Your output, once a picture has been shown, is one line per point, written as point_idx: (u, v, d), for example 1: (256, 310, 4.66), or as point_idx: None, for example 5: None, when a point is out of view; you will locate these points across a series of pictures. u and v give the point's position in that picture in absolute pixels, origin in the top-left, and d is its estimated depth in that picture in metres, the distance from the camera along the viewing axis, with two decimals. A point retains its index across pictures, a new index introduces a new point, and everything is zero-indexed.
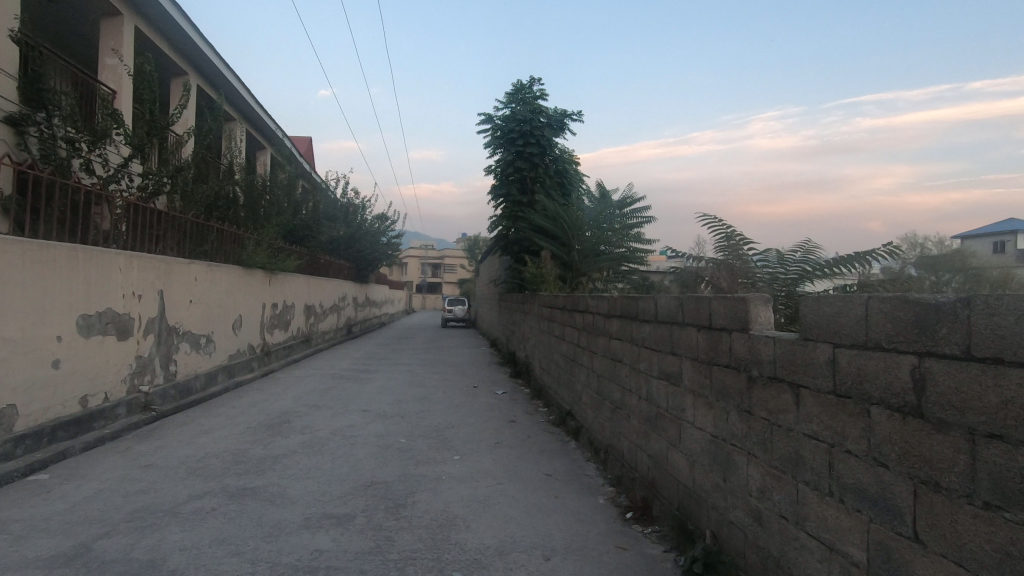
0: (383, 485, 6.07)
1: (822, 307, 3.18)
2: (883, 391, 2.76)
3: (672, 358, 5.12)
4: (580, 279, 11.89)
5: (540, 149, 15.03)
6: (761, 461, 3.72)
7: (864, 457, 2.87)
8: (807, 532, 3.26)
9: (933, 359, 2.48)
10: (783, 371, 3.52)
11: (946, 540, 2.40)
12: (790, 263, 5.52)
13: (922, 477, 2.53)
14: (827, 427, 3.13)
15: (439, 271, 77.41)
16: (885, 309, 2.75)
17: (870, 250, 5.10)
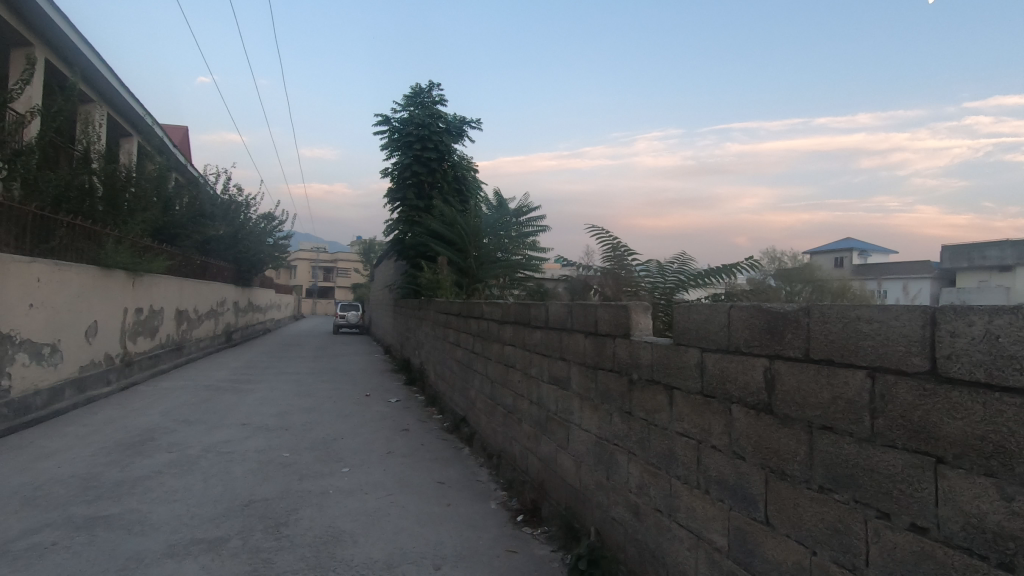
0: (263, 503, 5.67)
1: (692, 315, 3.48)
2: (741, 390, 3.06)
3: (561, 363, 5.31)
4: (476, 285, 11.97)
5: (438, 155, 14.99)
6: (639, 458, 3.98)
7: (725, 451, 3.16)
8: (678, 523, 3.53)
9: (780, 361, 2.80)
10: (659, 373, 3.79)
11: (789, 521, 2.72)
12: (668, 273, 5.96)
13: (771, 467, 2.84)
14: (695, 424, 3.42)
15: (332, 275, 74.19)
16: (743, 317, 3.07)
17: (735, 263, 5.67)
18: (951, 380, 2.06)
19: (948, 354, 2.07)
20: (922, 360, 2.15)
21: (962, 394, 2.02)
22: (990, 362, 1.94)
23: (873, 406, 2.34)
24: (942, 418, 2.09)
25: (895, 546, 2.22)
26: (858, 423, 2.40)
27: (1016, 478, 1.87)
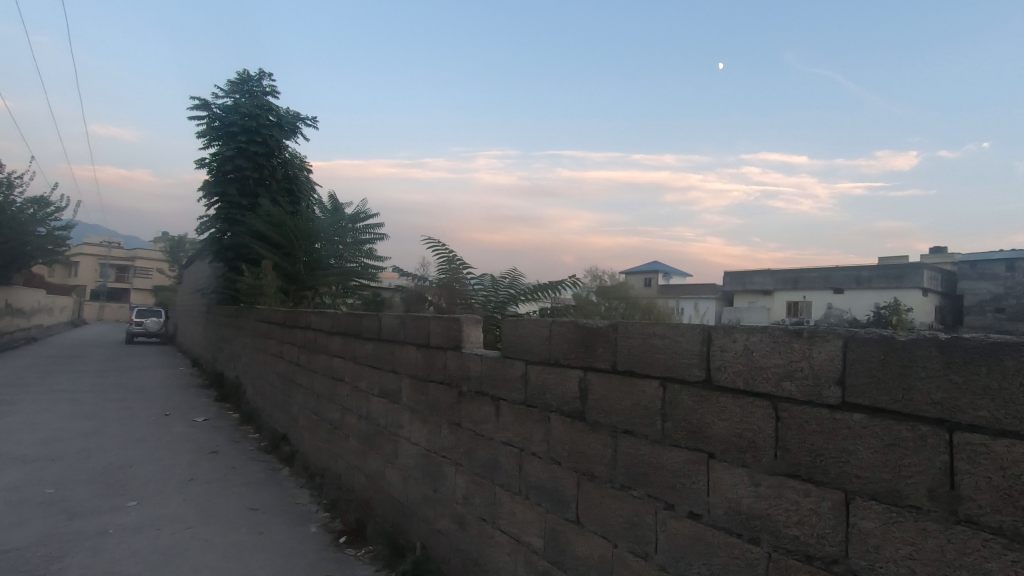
0: (13, 553, 4.60)
1: (518, 329, 3.67)
2: (559, 400, 3.30)
3: (392, 375, 5.21)
4: (306, 293, 11.22)
5: (267, 149, 13.78)
6: (465, 469, 4.06)
7: (543, 457, 3.38)
8: (499, 529, 3.67)
9: (591, 373, 3.08)
10: (487, 385, 3.92)
11: (595, 518, 2.99)
12: (500, 287, 6.20)
13: (582, 470, 3.10)
14: (518, 433, 3.59)
15: (127, 275, 63.63)
16: (562, 331, 3.32)
17: (560, 280, 6.09)
18: (719, 388, 2.46)
19: (718, 365, 2.47)
20: (700, 371, 2.54)
21: (727, 399, 2.42)
22: (747, 372, 2.35)
23: (662, 411, 2.69)
24: (713, 420, 2.47)
25: (677, 532, 2.56)
26: (650, 426, 2.74)
27: (762, 467, 2.28)
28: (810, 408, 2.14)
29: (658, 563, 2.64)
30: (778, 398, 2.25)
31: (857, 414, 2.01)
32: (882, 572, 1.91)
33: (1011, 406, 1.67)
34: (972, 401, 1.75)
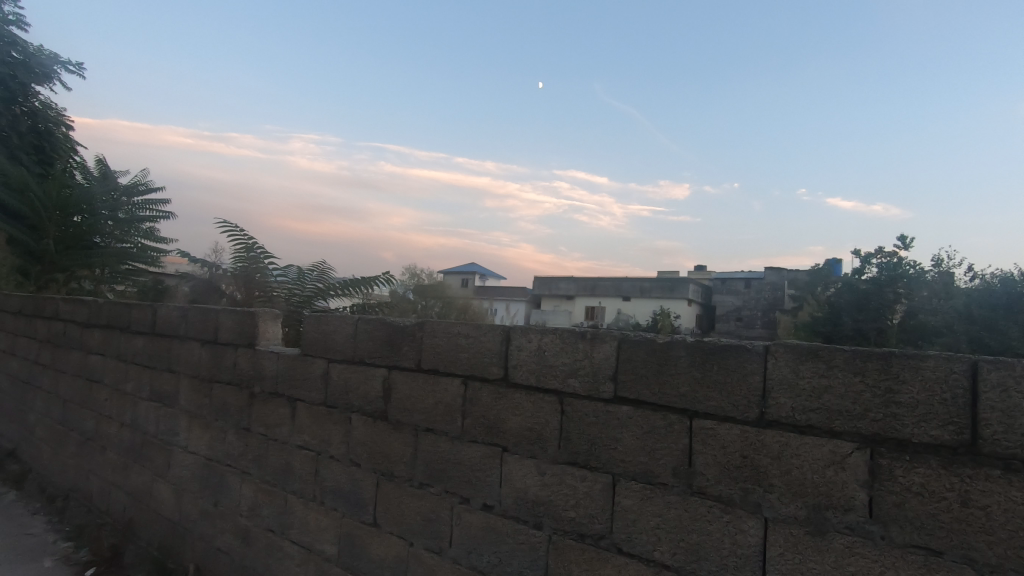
0: None
1: (321, 326, 3.46)
2: (361, 400, 3.19)
3: (168, 376, 4.52)
4: (55, 276, 9.13)
5: (5, 94, 10.95)
6: (253, 478, 3.69)
7: (342, 459, 3.24)
8: (289, 540, 3.41)
9: (396, 371, 3.05)
10: (283, 385, 3.62)
11: (393, 519, 2.95)
12: (307, 281, 5.71)
13: (381, 470, 3.05)
14: (315, 435, 3.39)
15: None
16: (367, 328, 3.22)
17: (373, 277, 5.88)
18: (515, 385, 2.62)
19: (515, 364, 2.63)
20: (499, 369, 2.68)
21: (521, 395, 2.59)
22: (539, 370, 2.55)
23: (463, 408, 2.77)
24: (508, 415, 2.63)
25: (471, 525, 2.66)
26: (451, 423, 2.80)
27: (547, 457, 2.49)
28: (589, 401, 2.40)
29: (451, 556, 2.71)
30: (564, 393, 2.47)
31: (625, 407, 2.31)
32: (636, 542, 2.22)
33: (732, 396, 2.07)
34: (706, 393, 2.12)
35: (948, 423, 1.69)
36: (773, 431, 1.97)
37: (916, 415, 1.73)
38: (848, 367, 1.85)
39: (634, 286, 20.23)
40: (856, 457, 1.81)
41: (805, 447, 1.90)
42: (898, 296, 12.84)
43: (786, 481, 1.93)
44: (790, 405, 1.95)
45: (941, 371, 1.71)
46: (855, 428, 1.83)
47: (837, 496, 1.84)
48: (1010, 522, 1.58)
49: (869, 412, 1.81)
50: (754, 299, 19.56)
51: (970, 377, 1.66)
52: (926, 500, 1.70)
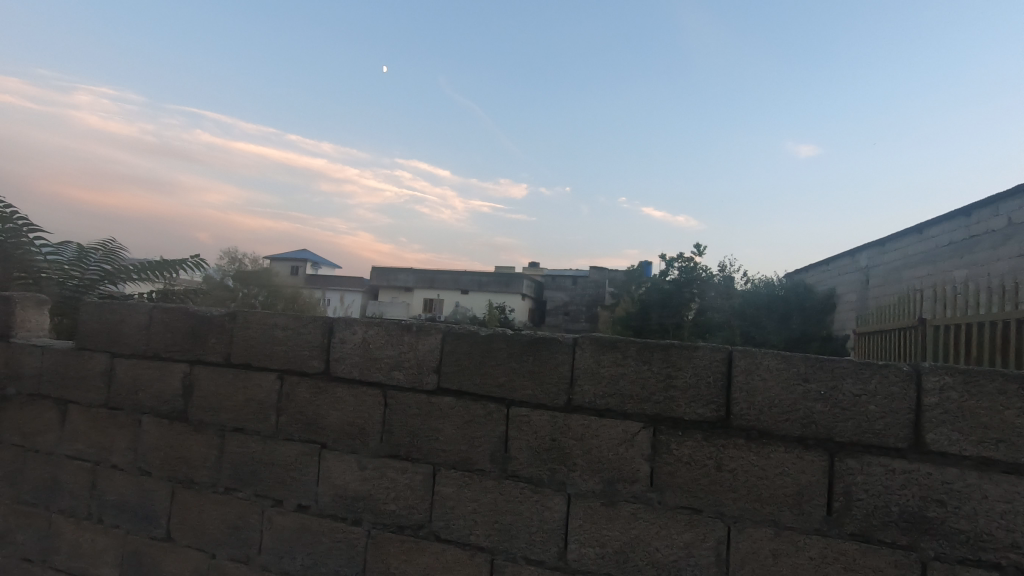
0: None
1: (104, 315, 2.96)
2: (155, 400, 2.81)
3: None
4: None
5: None
6: (4, 498, 3.04)
7: (128, 468, 2.82)
8: (53, 569, 2.88)
9: (200, 367, 2.74)
10: (48, 386, 3.03)
11: (191, 530, 2.66)
12: (89, 262, 4.79)
13: (178, 477, 2.72)
14: (93, 443, 2.90)
15: None
16: (165, 319, 2.83)
17: (178, 260, 5.20)
18: (336, 378, 2.52)
19: (337, 357, 2.53)
20: (320, 362, 2.56)
21: (342, 389, 2.51)
22: (362, 363, 2.49)
23: (277, 405, 2.59)
24: (328, 410, 2.52)
25: (283, 528, 2.51)
26: (264, 422, 2.60)
27: (368, 451, 2.45)
28: (413, 393, 2.41)
29: (260, 564, 2.52)
30: (387, 386, 2.45)
31: (447, 397, 2.36)
32: (453, 528, 2.29)
33: (544, 384, 2.24)
34: (522, 382, 2.27)
35: (710, 402, 2.02)
36: (577, 415, 2.18)
37: (688, 396, 2.05)
38: (639, 356, 2.12)
39: (472, 279, 20.66)
40: (642, 436, 2.09)
41: (602, 428, 2.14)
42: (693, 295, 14.87)
43: (586, 459, 2.15)
44: (592, 391, 2.18)
45: (707, 359, 2.04)
46: (642, 409, 2.10)
47: (626, 470, 2.10)
48: (748, 480, 1.95)
49: (653, 395, 2.09)
50: (580, 295, 21.32)
51: (726, 364, 2.02)
52: (691, 467, 2.02)
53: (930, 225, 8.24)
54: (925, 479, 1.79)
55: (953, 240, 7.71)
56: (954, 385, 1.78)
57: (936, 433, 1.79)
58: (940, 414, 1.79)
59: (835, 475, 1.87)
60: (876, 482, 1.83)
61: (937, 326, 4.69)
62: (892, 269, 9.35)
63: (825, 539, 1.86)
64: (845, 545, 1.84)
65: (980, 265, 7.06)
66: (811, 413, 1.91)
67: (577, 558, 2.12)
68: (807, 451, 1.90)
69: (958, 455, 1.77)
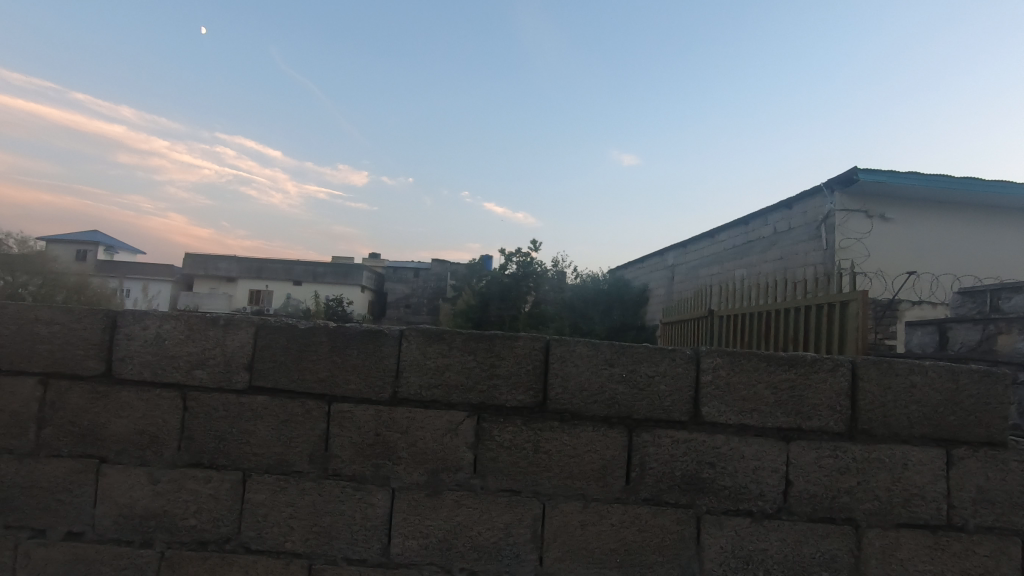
0: None
1: None
2: None
3: None
4: None
5: None
6: None
7: None
8: None
9: None
10: None
11: None
12: None
13: None
14: None
15: None
16: None
17: None
18: (121, 381, 2.17)
19: (122, 356, 2.18)
20: (99, 363, 2.18)
21: (130, 393, 2.17)
22: (156, 362, 2.17)
23: (39, 416, 2.16)
24: (110, 418, 2.16)
25: (46, 561, 2.10)
26: (20, 437, 2.15)
27: (162, 462, 2.15)
28: (219, 394, 2.17)
29: None
30: (187, 387, 2.18)
31: (260, 397, 2.17)
32: (265, 537, 2.12)
33: (368, 378, 2.18)
34: (345, 376, 2.18)
35: (529, 389, 2.14)
36: (403, 408, 2.16)
37: (509, 384, 2.14)
38: (465, 347, 2.16)
39: (305, 270, 19.30)
40: (466, 425, 2.14)
41: (428, 420, 2.15)
42: (529, 288, 15.20)
43: (410, 452, 2.14)
44: (418, 382, 2.17)
45: (527, 348, 2.16)
46: (467, 399, 2.15)
47: (450, 459, 2.13)
48: (561, 459, 2.11)
49: (477, 384, 2.15)
50: (422, 286, 21.08)
51: (544, 352, 2.15)
52: (512, 452, 2.12)
53: (720, 230, 9.69)
54: (701, 446, 2.10)
55: (736, 244, 9.17)
56: (722, 365, 2.11)
57: (709, 406, 2.11)
58: (712, 390, 2.11)
59: (633, 448, 2.11)
60: (664, 452, 2.10)
61: (723, 317, 5.55)
62: (691, 267, 10.79)
63: (624, 505, 2.09)
64: (640, 509, 2.09)
65: (754, 266, 8.51)
66: (614, 394, 2.13)
67: (401, 551, 2.10)
68: (611, 429, 2.11)
69: (725, 423, 2.11)
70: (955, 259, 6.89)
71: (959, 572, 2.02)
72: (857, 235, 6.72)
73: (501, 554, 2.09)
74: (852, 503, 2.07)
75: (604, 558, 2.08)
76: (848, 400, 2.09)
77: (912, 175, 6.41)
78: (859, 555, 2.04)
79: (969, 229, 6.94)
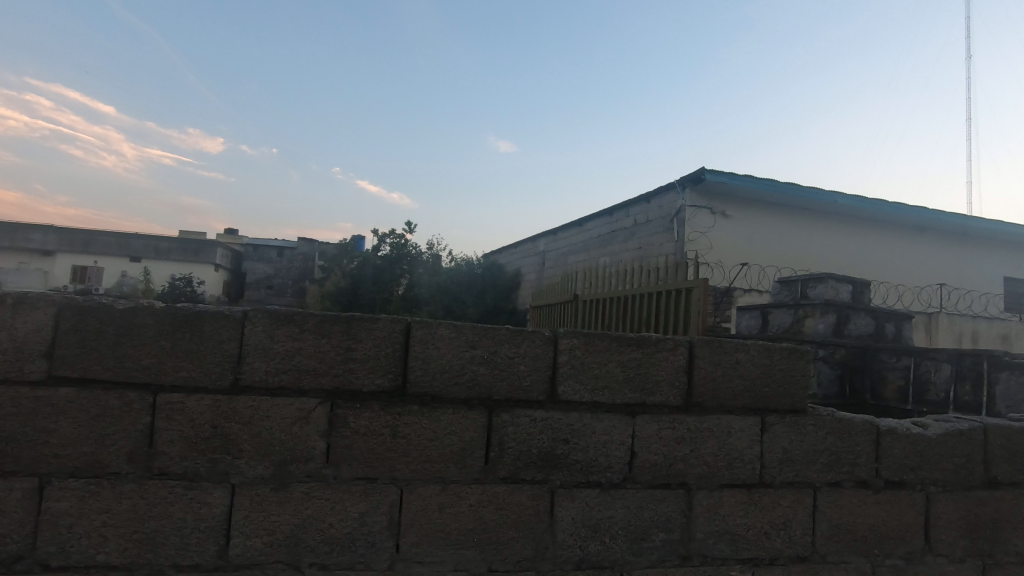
0: None
1: None
2: None
3: None
4: None
5: None
6: None
7: None
8: None
9: None
10: None
11: None
12: None
13: None
14: None
15: None
16: None
17: None
18: None
19: None
20: None
21: None
22: None
23: None
24: None
25: None
26: None
27: None
28: (7, 387, 1.82)
29: None
30: None
31: (63, 389, 1.85)
32: (70, 551, 1.83)
33: (204, 365, 1.95)
34: (175, 363, 1.93)
35: (388, 372, 2.06)
36: (245, 396, 1.97)
37: (366, 367, 2.05)
38: (318, 330, 2.02)
39: (145, 244, 16.97)
40: (318, 412, 2.01)
41: (275, 408, 1.98)
42: (403, 272, 14.30)
43: (254, 444, 1.96)
44: (263, 368, 1.98)
45: (386, 330, 2.07)
46: (320, 384, 2.02)
47: (300, 449, 1.99)
48: (420, 443, 2.07)
49: (331, 368, 2.02)
50: (286, 267, 19.48)
51: (404, 335, 2.08)
52: (368, 438, 2.03)
53: (588, 219, 10.20)
54: (556, 423, 2.18)
55: (600, 233, 9.73)
56: (578, 346, 2.21)
57: (565, 386, 2.19)
58: (568, 369, 2.20)
59: (492, 429, 2.13)
60: (522, 431, 2.15)
61: (586, 302, 5.85)
62: (561, 254, 11.25)
63: (483, 485, 2.11)
64: (497, 488, 2.12)
65: (616, 254, 9.09)
66: (475, 376, 2.12)
67: (241, 552, 1.93)
68: (471, 410, 2.11)
69: (579, 401, 2.21)
70: (778, 253, 7.93)
71: (767, 522, 2.34)
72: (702, 229, 7.47)
73: (355, 544, 2.01)
74: (686, 469, 2.28)
75: (462, 539, 2.08)
76: (686, 376, 2.30)
77: (748, 177, 7.23)
78: (690, 515, 2.27)
79: (789, 228, 8.03)
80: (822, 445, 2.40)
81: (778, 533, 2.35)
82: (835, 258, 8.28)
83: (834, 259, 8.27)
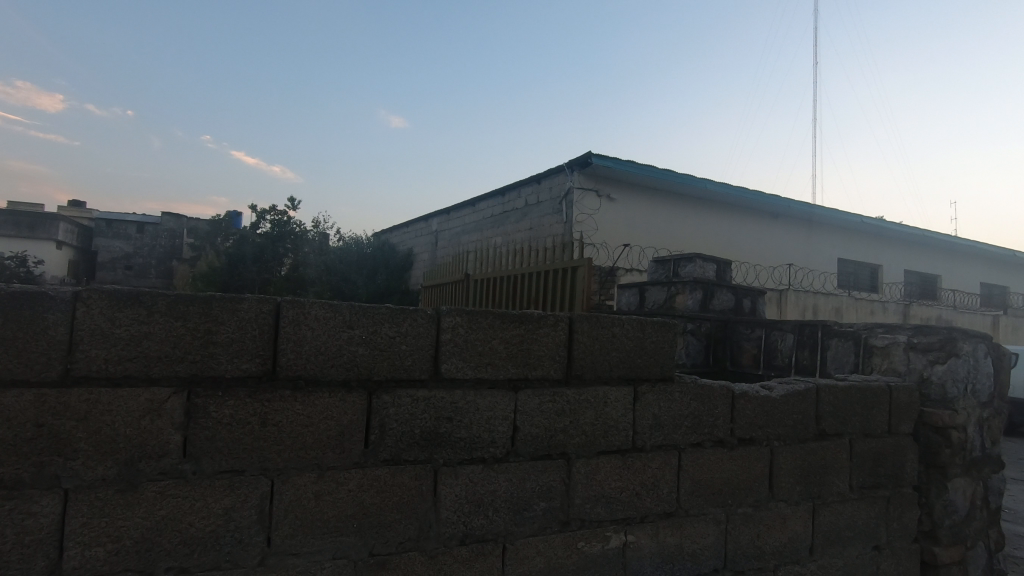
0: None
1: None
2: None
3: None
4: None
5: None
6: None
7: None
8: None
9: None
10: None
11: None
12: None
13: None
14: None
15: None
16: None
17: None
18: None
19: None
20: None
21: None
22: None
23: None
24: None
25: None
26: None
27: None
28: None
29: None
30: None
31: None
32: None
33: (24, 354, 1.67)
34: None
35: (256, 356, 1.91)
36: (80, 389, 1.72)
37: (229, 352, 1.88)
38: (170, 312, 1.81)
39: None
40: (172, 402, 1.81)
41: (117, 401, 1.75)
42: (286, 251, 13.13)
43: (93, 442, 1.73)
44: (102, 356, 1.74)
45: (253, 311, 1.91)
46: (174, 372, 1.81)
47: (151, 444, 1.79)
48: (293, 430, 1.94)
49: (188, 354, 1.83)
50: (148, 245, 17.41)
51: (274, 316, 1.93)
52: (232, 428, 1.87)
53: (480, 199, 10.19)
54: (440, 402, 2.15)
55: (493, 213, 9.78)
56: (461, 323, 2.19)
57: (448, 364, 2.17)
58: (452, 347, 2.18)
59: (372, 411, 2.06)
60: (404, 411, 2.10)
61: (477, 280, 5.84)
62: (453, 234, 11.16)
63: (363, 469, 2.04)
64: (378, 472, 2.06)
65: (508, 234, 9.19)
66: (353, 357, 2.03)
67: (78, 564, 1.70)
68: (350, 393, 2.03)
69: (462, 378, 2.20)
70: (656, 235, 8.49)
71: (638, 483, 2.51)
72: (589, 211, 7.79)
73: (220, 542, 1.85)
74: (565, 439, 2.37)
75: (341, 526, 2.00)
76: (566, 350, 2.38)
77: (631, 163, 7.61)
78: (569, 483, 2.37)
79: (666, 212, 8.63)
80: (686, 410, 2.61)
81: (648, 493, 2.53)
82: (704, 240, 9.04)
83: (703, 240, 9.02)
